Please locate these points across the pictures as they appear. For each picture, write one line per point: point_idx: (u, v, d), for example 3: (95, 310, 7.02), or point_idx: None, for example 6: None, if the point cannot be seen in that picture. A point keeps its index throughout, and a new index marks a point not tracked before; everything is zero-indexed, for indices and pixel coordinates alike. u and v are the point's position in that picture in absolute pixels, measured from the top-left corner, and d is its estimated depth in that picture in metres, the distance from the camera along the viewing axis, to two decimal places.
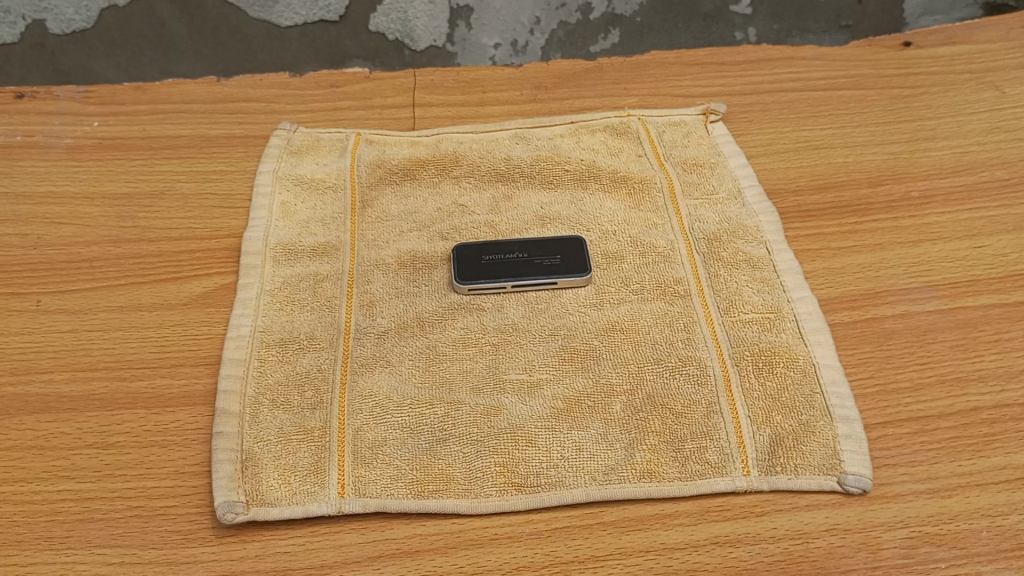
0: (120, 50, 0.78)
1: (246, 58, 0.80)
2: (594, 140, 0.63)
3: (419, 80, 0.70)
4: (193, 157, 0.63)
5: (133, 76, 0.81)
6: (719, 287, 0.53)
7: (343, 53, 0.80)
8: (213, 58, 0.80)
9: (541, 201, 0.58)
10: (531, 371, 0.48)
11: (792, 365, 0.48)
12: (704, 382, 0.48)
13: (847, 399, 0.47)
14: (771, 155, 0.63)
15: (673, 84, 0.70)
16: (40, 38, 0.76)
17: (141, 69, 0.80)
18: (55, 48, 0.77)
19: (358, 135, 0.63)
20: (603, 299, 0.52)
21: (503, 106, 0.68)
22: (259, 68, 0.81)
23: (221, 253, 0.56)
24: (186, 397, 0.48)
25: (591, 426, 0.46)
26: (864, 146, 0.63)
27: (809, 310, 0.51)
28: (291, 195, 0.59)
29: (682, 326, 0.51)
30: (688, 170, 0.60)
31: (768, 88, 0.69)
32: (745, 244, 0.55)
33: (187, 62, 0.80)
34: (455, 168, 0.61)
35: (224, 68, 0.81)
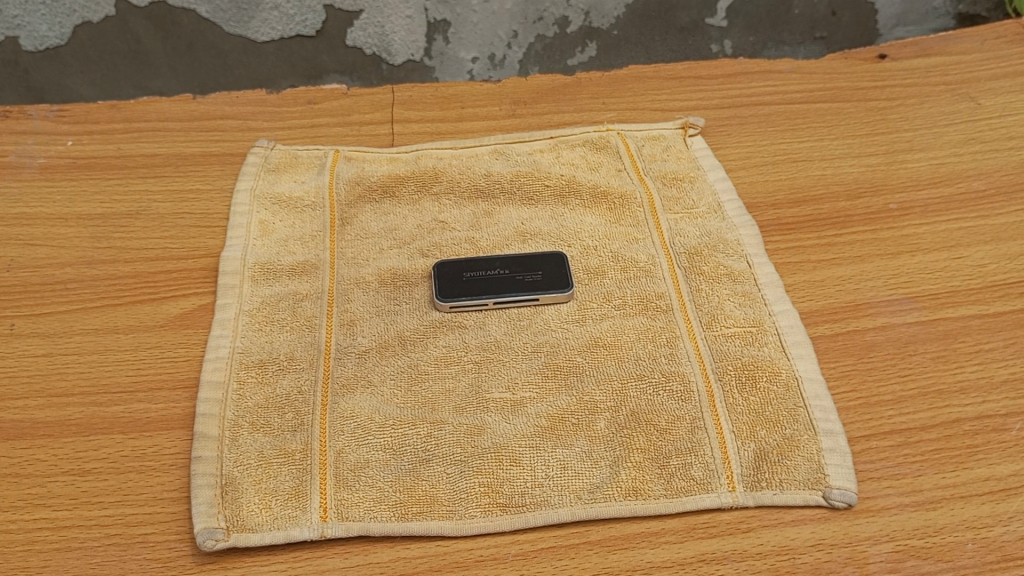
0: (94, 66, 0.78)
1: (223, 74, 0.80)
2: (574, 155, 0.63)
3: (398, 96, 0.70)
4: (169, 177, 0.62)
5: (109, 93, 0.80)
6: (700, 302, 0.53)
7: (320, 68, 0.80)
8: (189, 73, 0.79)
9: (521, 217, 0.58)
10: (515, 389, 0.48)
11: (776, 379, 0.48)
12: (687, 397, 0.48)
13: (831, 412, 0.47)
14: (749, 169, 0.63)
15: (652, 98, 0.70)
16: (13, 55, 0.75)
17: (116, 85, 0.80)
18: (28, 64, 0.76)
19: (337, 152, 0.63)
20: (586, 315, 0.52)
21: (481, 122, 0.67)
22: (236, 84, 0.81)
23: (198, 273, 0.55)
24: (164, 421, 0.47)
25: (576, 444, 0.46)
26: (842, 158, 0.64)
27: (791, 323, 0.52)
28: (270, 213, 0.58)
29: (665, 341, 0.51)
30: (668, 184, 0.61)
31: (745, 102, 0.69)
32: (725, 258, 0.55)
33: (163, 78, 0.80)
34: (435, 185, 0.60)
35: (201, 84, 0.80)
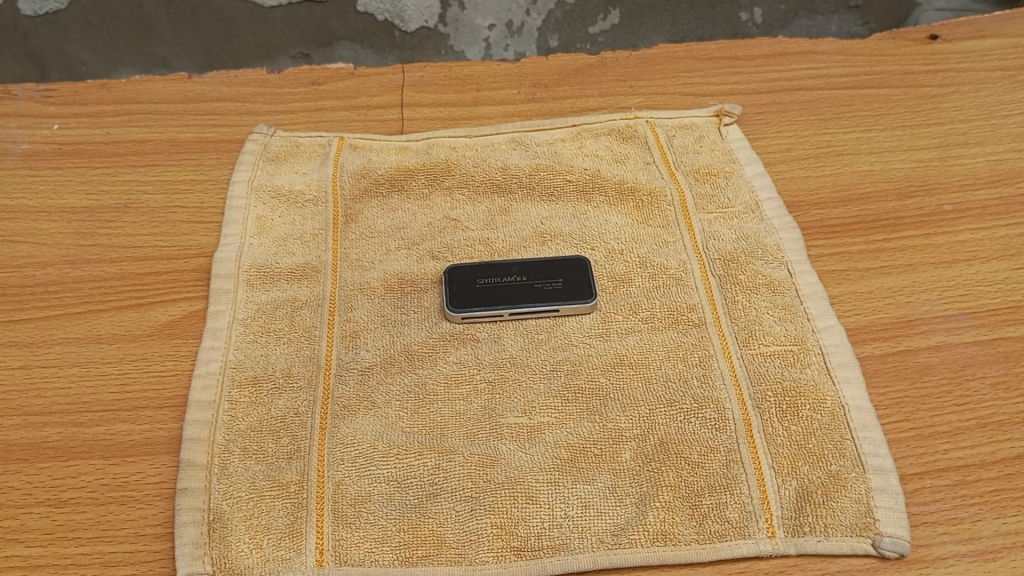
0: (95, 32, 0.73)
1: (229, 40, 0.75)
2: (598, 145, 0.58)
3: (408, 77, 0.64)
4: (160, 165, 0.57)
5: (111, 60, 0.75)
6: (736, 315, 0.48)
7: (330, 35, 0.74)
8: (194, 40, 0.74)
9: (540, 215, 0.54)
10: (531, 414, 0.44)
11: (820, 407, 0.44)
12: (721, 426, 0.43)
13: (880, 445, 0.43)
14: (790, 162, 0.58)
15: (684, 81, 0.64)
16: (11, 19, 0.71)
17: (119, 52, 0.75)
18: (27, 29, 0.72)
19: (341, 139, 0.58)
20: (610, 329, 0.48)
21: (498, 106, 0.62)
22: (242, 51, 0.76)
23: (189, 274, 0.51)
24: (148, 445, 0.43)
25: (599, 479, 0.42)
26: (891, 153, 0.58)
27: (837, 341, 0.47)
28: (268, 208, 0.54)
29: (697, 361, 0.46)
30: (701, 180, 0.55)
31: (785, 86, 0.63)
32: (764, 266, 0.50)
33: (167, 46, 0.74)
34: (447, 178, 0.55)
35: (206, 51, 0.75)
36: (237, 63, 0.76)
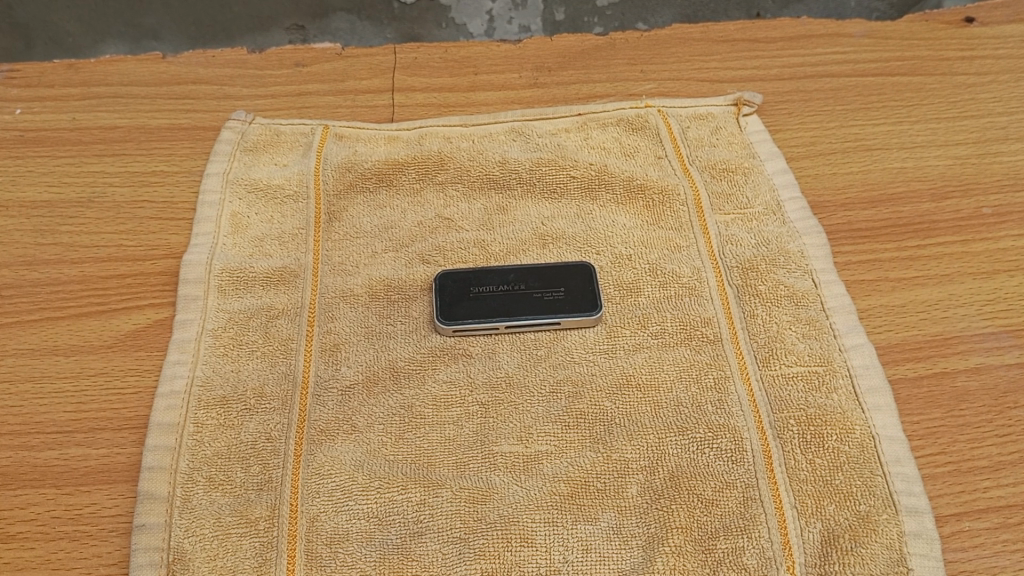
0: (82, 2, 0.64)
1: (221, 11, 0.65)
2: (606, 136, 0.53)
3: (400, 59, 0.59)
4: (129, 155, 0.52)
5: (99, 32, 0.66)
6: (755, 331, 0.44)
7: (325, 4, 0.65)
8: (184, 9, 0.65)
9: (542, 214, 0.49)
10: (528, 441, 0.40)
11: (848, 438, 0.40)
12: (738, 459, 0.39)
13: (914, 483, 0.39)
14: (815, 158, 0.53)
15: (700, 65, 0.59)
16: None
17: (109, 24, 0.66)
18: None
19: (326, 128, 0.53)
20: (617, 345, 0.43)
21: (497, 92, 0.57)
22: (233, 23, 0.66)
23: (155, 278, 0.46)
24: (104, 472, 0.39)
25: (602, 518, 0.38)
26: (924, 148, 0.53)
27: (867, 363, 0.43)
28: (244, 204, 0.49)
29: (712, 383, 0.42)
30: (718, 177, 0.51)
31: (809, 73, 0.58)
32: (786, 275, 0.46)
33: (156, 15, 0.65)
34: (440, 173, 0.51)
35: (197, 23, 0.66)
36: (231, 36, 0.66)
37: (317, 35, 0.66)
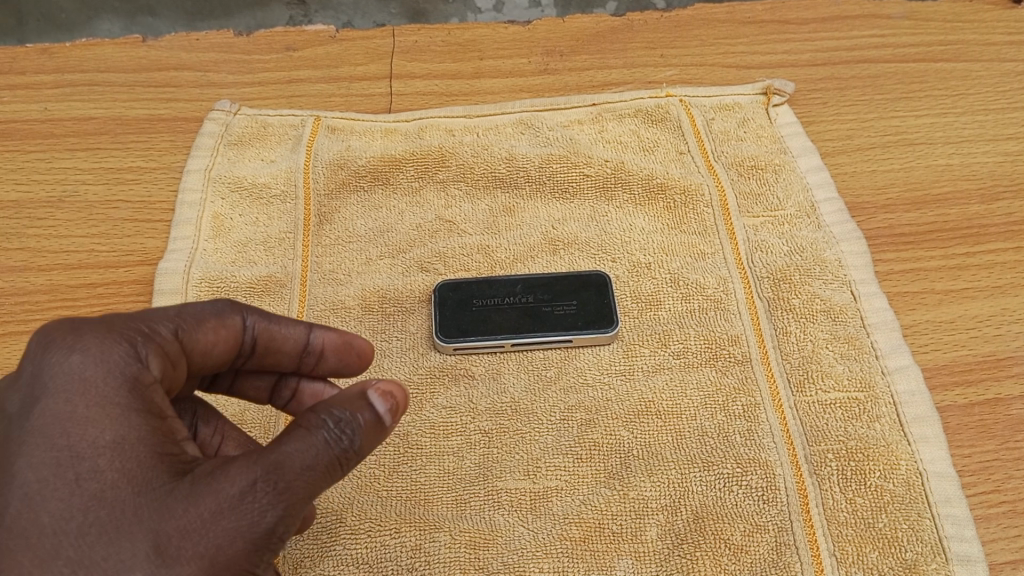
0: None
1: None
2: (622, 129, 0.49)
3: (399, 42, 0.54)
4: (104, 149, 0.48)
5: (93, 7, 0.58)
6: (788, 351, 0.39)
7: None
8: None
9: (552, 217, 0.45)
10: (535, 477, 0.36)
11: (893, 475, 0.36)
12: (770, 498, 0.35)
13: (966, 526, 0.35)
14: (852, 153, 0.48)
15: (725, 49, 0.54)
16: None
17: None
18: None
19: (317, 119, 0.49)
20: (634, 366, 0.39)
21: (504, 79, 0.52)
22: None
23: (129, 287, 0.42)
24: None
25: (618, 567, 0.34)
26: (971, 144, 0.49)
27: (912, 388, 0.38)
28: (227, 205, 0.45)
29: (741, 411, 0.38)
30: (746, 174, 0.46)
31: (844, 58, 0.53)
32: (822, 287, 0.41)
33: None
34: (440, 170, 0.46)
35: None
36: (229, 14, 0.58)
37: (321, 10, 0.58)
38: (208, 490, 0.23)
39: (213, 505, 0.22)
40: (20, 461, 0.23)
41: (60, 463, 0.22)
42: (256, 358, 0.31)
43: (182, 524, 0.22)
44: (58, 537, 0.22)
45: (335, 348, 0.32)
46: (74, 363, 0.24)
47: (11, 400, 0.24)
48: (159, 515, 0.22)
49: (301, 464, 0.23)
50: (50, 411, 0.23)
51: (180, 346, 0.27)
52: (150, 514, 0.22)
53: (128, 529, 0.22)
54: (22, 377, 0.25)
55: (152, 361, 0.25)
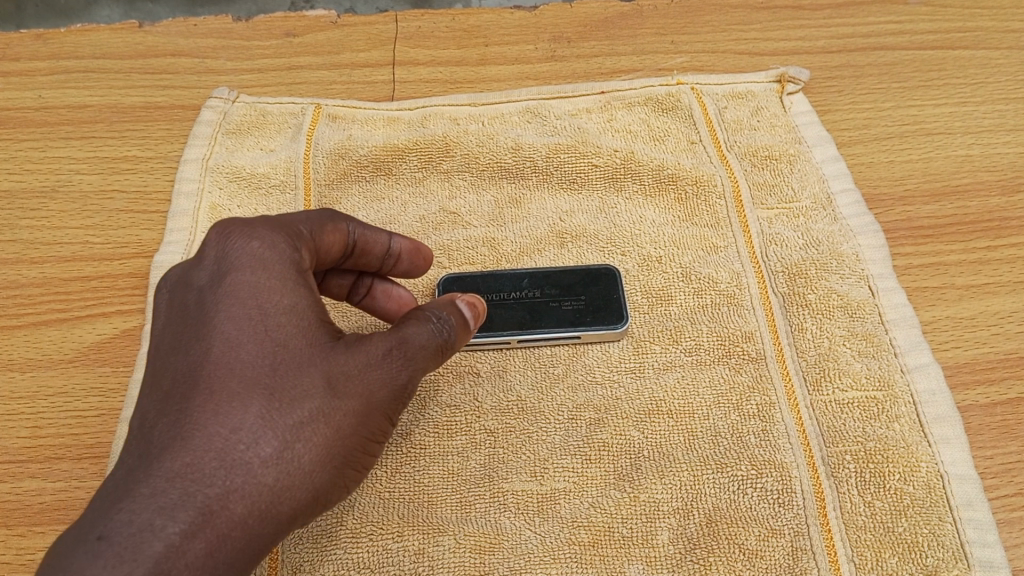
0: None
1: None
2: (632, 118, 0.47)
3: (402, 27, 0.53)
4: (98, 138, 0.47)
5: None
6: (804, 348, 0.38)
7: None
8: None
9: (560, 208, 0.43)
10: (543, 478, 0.35)
11: (913, 478, 0.35)
12: (786, 501, 0.34)
13: (988, 531, 0.34)
14: (869, 143, 0.47)
15: (737, 35, 0.53)
16: None
17: None
18: None
19: (318, 107, 0.47)
20: (645, 363, 0.38)
21: (510, 66, 0.51)
22: None
23: (125, 280, 0.41)
24: (61, 511, 0.35)
25: (629, 572, 0.33)
26: (992, 134, 0.47)
27: (932, 387, 0.37)
28: (225, 195, 0.44)
29: (755, 411, 0.36)
30: (760, 165, 0.45)
31: (861, 45, 0.52)
32: (839, 281, 0.40)
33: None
34: (445, 160, 0.45)
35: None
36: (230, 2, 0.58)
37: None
38: (360, 348, 0.29)
39: (370, 358, 0.29)
40: (218, 316, 0.28)
41: (252, 319, 0.28)
42: (351, 261, 0.36)
43: (349, 371, 0.29)
44: (253, 370, 0.27)
45: (407, 250, 0.37)
46: (255, 248, 0.30)
47: (196, 276, 0.30)
48: (329, 362, 0.28)
49: (427, 338, 0.31)
50: (239, 280, 0.29)
51: (313, 246, 0.32)
52: (322, 361, 0.28)
53: (307, 368, 0.28)
54: (200, 260, 0.31)
55: (303, 254, 0.31)
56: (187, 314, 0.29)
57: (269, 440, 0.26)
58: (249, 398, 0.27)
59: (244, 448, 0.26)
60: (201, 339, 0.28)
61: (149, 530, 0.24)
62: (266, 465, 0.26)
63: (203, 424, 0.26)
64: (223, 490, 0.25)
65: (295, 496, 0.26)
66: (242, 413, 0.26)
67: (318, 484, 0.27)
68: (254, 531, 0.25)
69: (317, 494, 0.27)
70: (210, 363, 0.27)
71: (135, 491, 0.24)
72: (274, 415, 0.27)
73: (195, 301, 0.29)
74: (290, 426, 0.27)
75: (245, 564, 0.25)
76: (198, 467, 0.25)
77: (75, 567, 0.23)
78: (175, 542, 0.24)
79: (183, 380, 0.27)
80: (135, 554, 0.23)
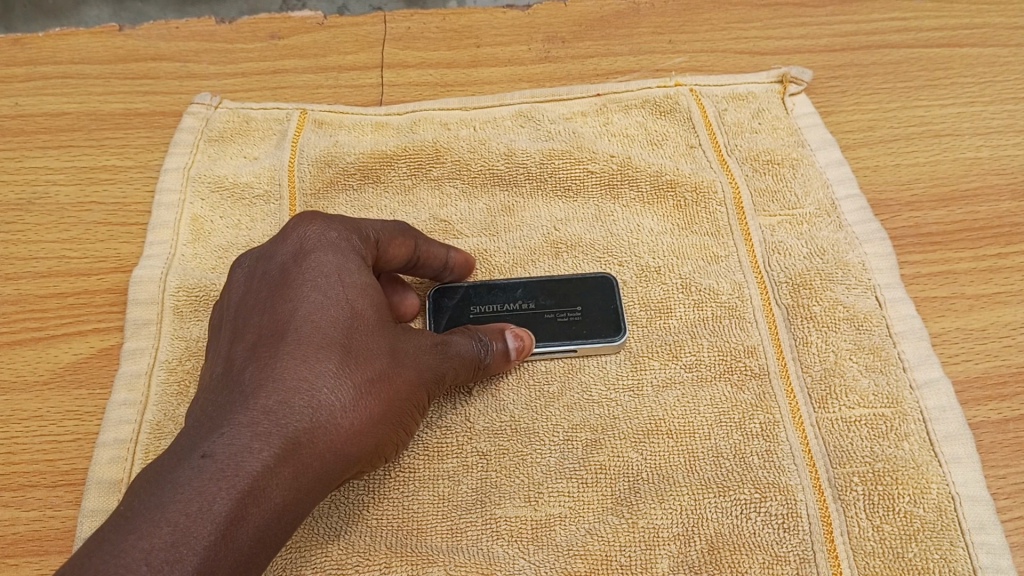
0: None
1: None
2: (628, 122, 0.45)
3: (391, 28, 0.51)
4: (77, 146, 0.45)
5: None
6: (809, 363, 0.37)
7: None
8: None
9: (554, 217, 0.42)
10: (538, 503, 0.33)
11: (923, 500, 0.33)
12: (791, 526, 0.33)
13: (1002, 556, 0.32)
14: (875, 146, 0.45)
15: (737, 34, 0.51)
16: None
17: None
18: None
19: (303, 112, 0.46)
20: (644, 380, 0.36)
21: (502, 68, 0.49)
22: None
23: (103, 297, 0.40)
24: (35, 541, 0.33)
25: None
26: (1001, 135, 0.45)
27: (942, 404, 0.36)
28: (207, 205, 0.42)
29: (758, 430, 0.35)
30: (762, 171, 0.43)
31: (865, 43, 0.50)
32: (844, 292, 0.38)
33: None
34: (435, 167, 0.43)
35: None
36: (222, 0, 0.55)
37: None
38: (417, 332, 0.31)
39: (424, 347, 0.31)
40: (303, 277, 0.29)
41: (337, 284, 0.29)
42: (411, 271, 0.36)
43: (409, 350, 0.30)
44: (336, 326, 0.28)
45: (462, 261, 0.37)
46: (334, 232, 0.31)
47: (277, 248, 0.31)
48: (395, 338, 0.30)
49: (465, 347, 0.33)
50: (322, 252, 0.30)
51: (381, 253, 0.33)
52: (390, 334, 0.30)
53: (380, 337, 0.29)
54: (280, 238, 0.31)
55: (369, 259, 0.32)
56: (270, 278, 0.30)
57: (349, 388, 0.27)
58: (333, 349, 0.27)
59: (330, 395, 0.27)
60: (288, 297, 0.29)
61: (248, 452, 0.24)
62: (348, 411, 0.27)
63: (292, 367, 0.27)
64: (311, 427, 0.26)
65: (365, 443, 0.28)
66: (327, 362, 0.27)
67: (379, 441, 0.28)
68: (330, 471, 0.26)
69: (379, 446, 0.29)
70: (297, 317, 0.28)
71: (233, 422, 0.25)
72: (356, 370, 0.28)
73: (278, 267, 0.30)
74: (366, 381, 0.28)
75: (317, 497, 0.27)
76: (290, 405, 0.26)
77: (182, 481, 0.24)
78: (271, 466, 0.25)
79: (271, 331, 0.28)
80: (237, 470, 0.24)
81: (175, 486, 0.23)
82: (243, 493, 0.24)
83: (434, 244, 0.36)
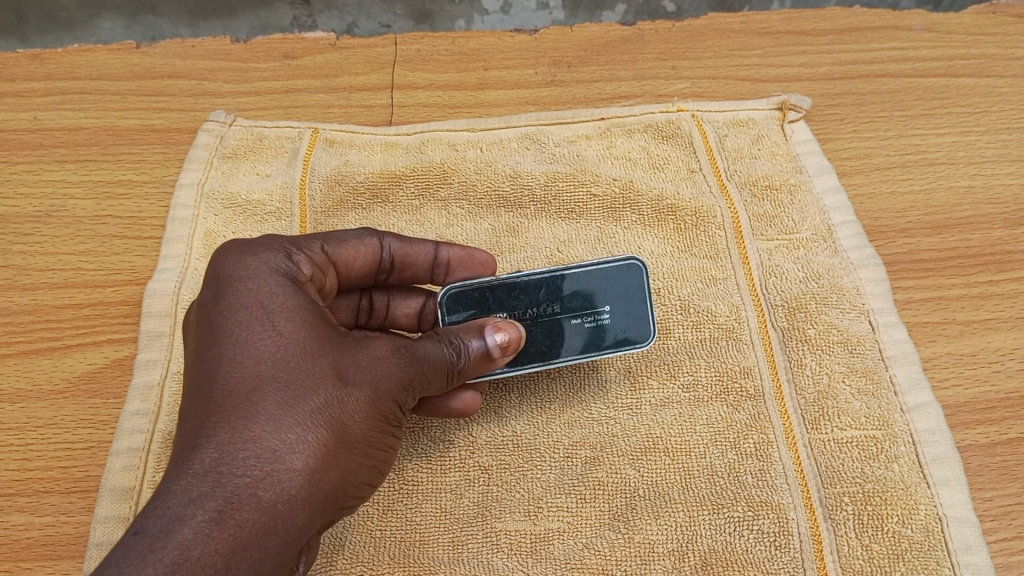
0: None
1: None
2: (632, 146, 0.47)
3: (401, 50, 0.52)
4: (94, 161, 0.47)
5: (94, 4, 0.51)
6: (803, 385, 0.38)
7: None
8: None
9: (557, 238, 0.43)
10: (537, 517, 0.34)
11: (911, 521, 0.34)
12: (782, 543, 0.34)
13: None
14: (871, 173, 0.46)
15: (738, 61, 0.52)
16: None
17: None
18: None
19: (315, 132, 0.47)
20: (642, 400, 0.37)
21: (509, 90, 0.51)
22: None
23: (117, 309, 0.41)
24: (49, 546, 0.34)
25: None
26: (994, 165, 0.47)
27: (932, 427, 0.36)
28: (220, 221, 0.44)
29: (752, 450, 0.36)
30: (760, 196, 0.44)
31: (864, 71, 0.51)
32: (838, 317, 0.39)
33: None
34: (442, 187, 0.45)
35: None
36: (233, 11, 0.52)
37: (323, 10, 0.52)
38: (366, 344, 0.30)
39: (375, 358, 0.30)
40: (227, 322, 0.29)
41: (261, 322, 0.29)
42: (399, 274, 0.37)
43: (357, 366, 0.29)
44: (261, 363, 0.28)
45: (457, 257, 0.38)
46: (253, 262, 0.31)
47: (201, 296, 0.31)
48: (338, 356, 0.29)
49: (427, 351, 0.31)
50: (243, 293, 0.30)
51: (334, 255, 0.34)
52: (331, 353, 0.29)
53: (319, 360, 0.28)
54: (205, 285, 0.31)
55: (304, 266, 0.32)
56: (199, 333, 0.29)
57: (287, 426, 0.26)
58: (264, 390, 0.27)
59: (265, 437, 0.26)
60: (213, 347, 0.28)
61: (180, 520, 0.24)
62: (291, 449, 0.26)
63: (224, 420, 0.26)
64: (250, 478, 0.25)
65: (322, 478, 0.27)
66: (258, 407, 0.26)
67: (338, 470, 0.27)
68: (286, 515, 0.25)
69: (343, 477, 0.28)
70: (223, 365, 0.28)
71: (166, 489, 0.24)
72: (292, 403, 0.27)
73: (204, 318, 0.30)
74: (306, 414, 0.27)
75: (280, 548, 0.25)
76: (222, 461, 0.25)
77: (113, 560, 0.23)
78: (206, 529, 0.24)
79: (202, 388, 0.27)
80: (168, 539, 0.23)
81: (106, 567, 0.23)
82: (172, 561, 0.23)
83: (418, 242, 0.37)
